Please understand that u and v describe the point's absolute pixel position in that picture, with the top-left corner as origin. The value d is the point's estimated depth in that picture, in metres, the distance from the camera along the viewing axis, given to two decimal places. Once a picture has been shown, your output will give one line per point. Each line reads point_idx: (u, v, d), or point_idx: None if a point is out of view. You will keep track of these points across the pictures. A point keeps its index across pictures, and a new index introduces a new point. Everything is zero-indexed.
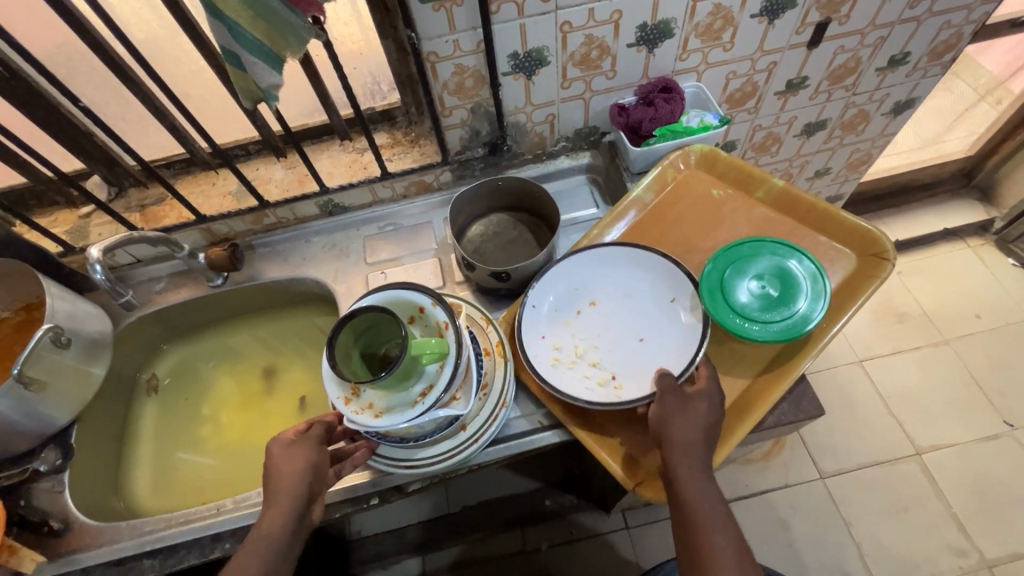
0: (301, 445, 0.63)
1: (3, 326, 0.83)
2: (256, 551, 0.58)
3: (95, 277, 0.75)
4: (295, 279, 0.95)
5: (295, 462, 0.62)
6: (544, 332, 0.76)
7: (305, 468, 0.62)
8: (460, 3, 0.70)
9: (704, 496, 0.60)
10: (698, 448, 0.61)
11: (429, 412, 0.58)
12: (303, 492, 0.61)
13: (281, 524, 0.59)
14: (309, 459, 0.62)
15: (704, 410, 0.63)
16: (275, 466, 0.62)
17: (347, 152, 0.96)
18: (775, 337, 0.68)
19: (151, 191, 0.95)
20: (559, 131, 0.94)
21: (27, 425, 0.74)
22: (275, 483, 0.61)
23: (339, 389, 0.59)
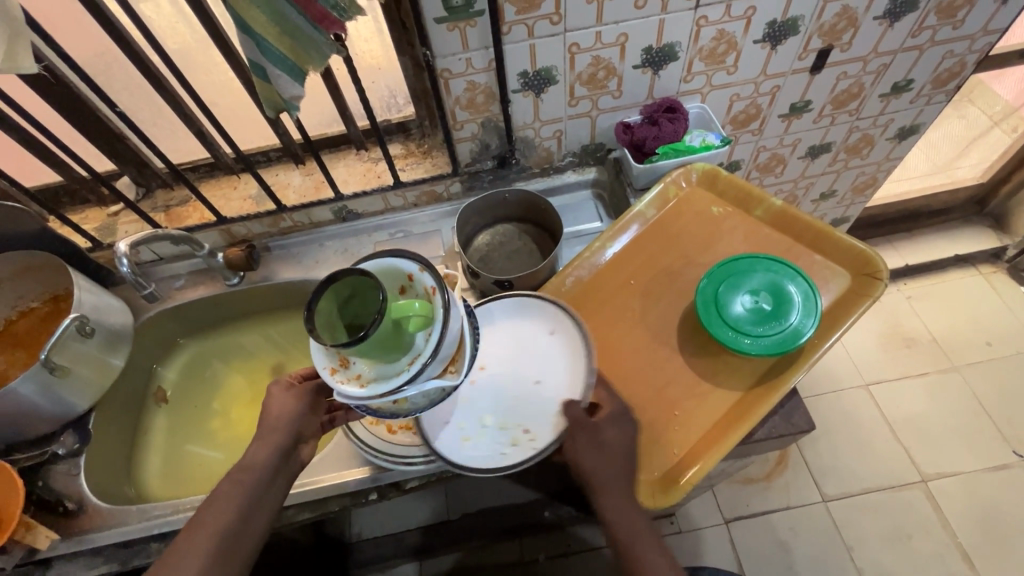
0: (297, 394, 0.66)
1: (33, 315, 0.90)
2: (241, 481, 0.61)
3: (121, 269, 0.79)
4: (306, 281, 0.98)
5: (288, 412, 0.65)
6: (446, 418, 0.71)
7: (296, 412, 0.65)
8: (474, 24, 0.74)
9: (633, 524, 0.62)
10: (617, 477, 0.63)
11: (420, 388, 0.53)
12: (292, 432, 0.64)
13: (266, 460, 0.62)
14: (302, 405, 0.66)
15: (615, 439, 0.65)
16: (268, 405, 0.66)
17: (363, 161, 1.00)
18: (765, 350, 0.70)
19: (176, 192, 1.00)
20: (566, 146, 0.98)
21: (49, 408, 0.78)
22: (266, 422, 0.65)
23: (326, 359, 0.55)
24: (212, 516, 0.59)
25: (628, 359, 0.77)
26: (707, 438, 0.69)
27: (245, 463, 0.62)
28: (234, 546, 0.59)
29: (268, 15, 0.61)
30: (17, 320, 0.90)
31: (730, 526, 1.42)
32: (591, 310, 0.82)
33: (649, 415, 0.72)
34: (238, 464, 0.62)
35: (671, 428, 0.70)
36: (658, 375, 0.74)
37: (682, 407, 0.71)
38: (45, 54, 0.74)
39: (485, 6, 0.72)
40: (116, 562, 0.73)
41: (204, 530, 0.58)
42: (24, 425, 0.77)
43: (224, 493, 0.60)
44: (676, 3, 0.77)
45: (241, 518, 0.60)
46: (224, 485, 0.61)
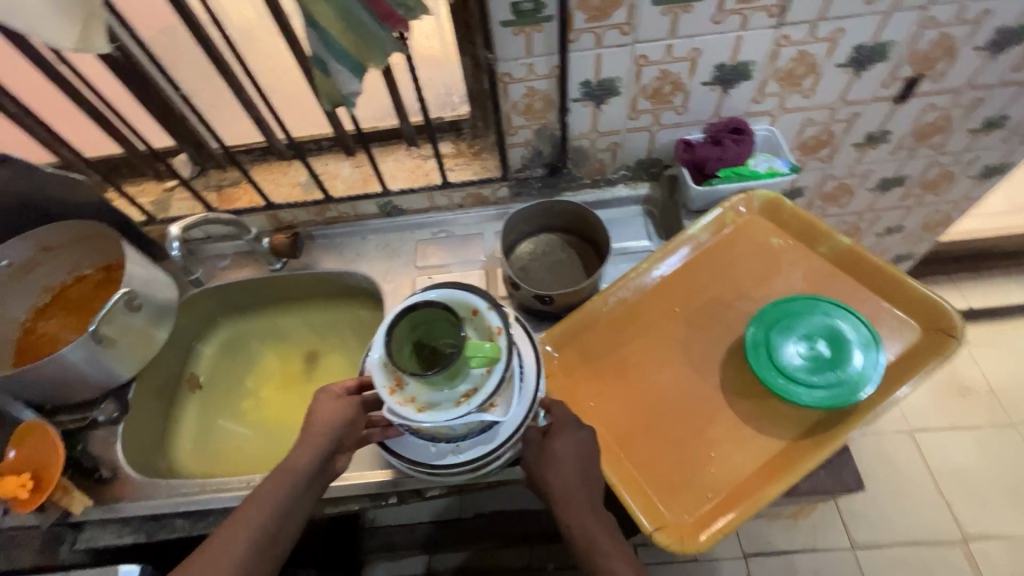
0: (346, 402, 0.67)
1: (87, 282, 0.94)
2: (280, 481, 0.63)
3: (172, 254, 0.81)
4: (346, 273, 0.99)
5: (331, 416, 0.66)
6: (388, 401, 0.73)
7: (343, 420, 0.66)
8: (540, 29, 0.71)
9: (592, 532, 0.62)
10: (575, 486, 0.64)
11: (469, 412, 0.62)
12: (335, 439, 0.65)
13: (308, 466, 0.64)
14: (349, 413, 0.66)
15: (566, 448, 0.66)
16: (316, 411, 0.66)
17: (412, 157, 0.99)
18: (822, 400, 0.65)
19: (227, 172, 1.01)
20: (621, 160, 0.94)
21: (94, 376, 0.80)
22: (311, 427, 0.65)
23: (387, 377, 0.65)
24: (251, 514, 0.61)
25: (667, 391, 0.73)
26: (743, 486, 0.65)
27: (288, 465, 0.63)
28: (267, 547, 0.61)
29: (335, 10, 0.60)
30: (72, 285, 0.94)
31: (749, 562, 1.36)
32: (632, 334, 0.79)
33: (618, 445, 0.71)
34: (279, 464, 0.64)
35: (706, 469, 0.67)
36: (695, 411, 0.71)
37: (719, 449, 0.68)
38: (118, 34, 0.76)
39: (554, 12, 0.69)
40: (143, 533, 0.75)
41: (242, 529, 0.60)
42: (69, 390, 0.80)
43: (264, 493, 0.62)
44: (756, 19, 0.73)
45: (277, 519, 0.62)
46: (264, 483, 0.63)
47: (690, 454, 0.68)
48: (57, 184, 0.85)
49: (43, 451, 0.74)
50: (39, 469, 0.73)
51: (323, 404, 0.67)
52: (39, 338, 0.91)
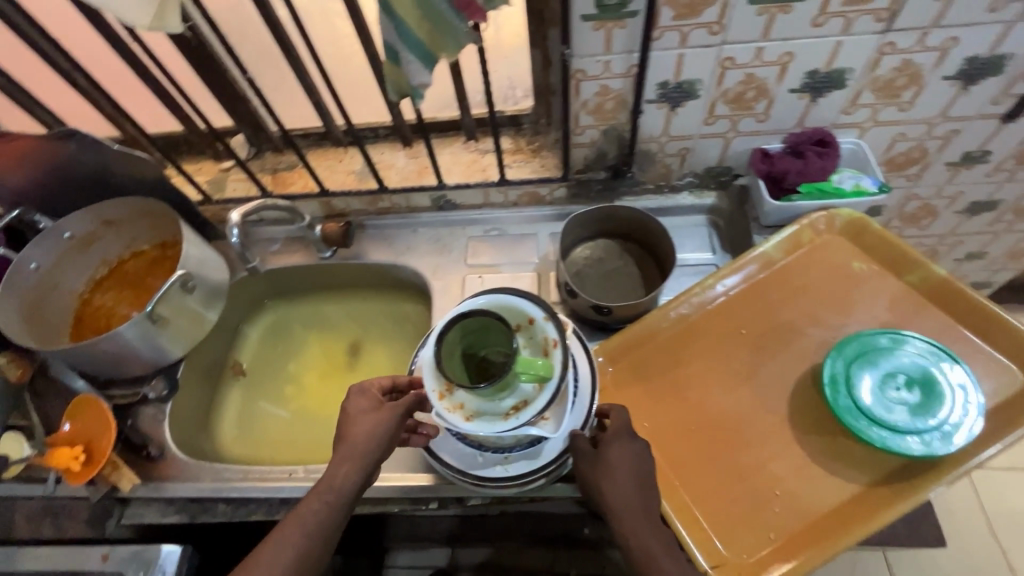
0: (386, 411, 0.63)
1: (143, 258, 0.96)
2: (324, 499, 0.61)
3: (232, 241, 0.81)
4: (395, 266, 0.97)
5: (371, 429, 0.62)
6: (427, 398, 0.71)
7: (386, 434, 0.63)
8: (623, 25, 0.67)
9: (651, 548, 0.56)
10: (632, 497, 0.59)
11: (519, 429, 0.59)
12: (379, 455, 0.62)
13: (352, 486, 0.61)
14: (392, 427, 0.63)
15: (622, 456, 0.61)
16: (355, 424, 0.63)
17: (469, 151, 0.96)
18: (921, 451, 0.60)
19: (283, 156, 1.00)
20: (689, 166, 0.89)
21: (147, 354, 0.81)
22: (353, 444, 0.62)
23: (435, 382, 0.61)
24: (292, 533, 0.59)
25: (730, 418, 0.69)
26: (809, 531, 0.61)
27: (333, 483, 0.61)
28: (311, 569, 0.59)
29: None
30: (129, 259, 0.96)
31: None
32: (693, 354, 0.75)
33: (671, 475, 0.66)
34: (321, 481, 0.61)
35: (769, 508, 0.63)
36: (760, 444, 0.67)
37: (784, 487, 0.64)
38: (191, 13, 0.75)
39: (640, 8, 0.65)
40: (186, 514, 0.76)
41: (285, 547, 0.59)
42: (123, 366, 0.81)
43: (306, 511, 0.60)
44: (861, 24, 0.67)
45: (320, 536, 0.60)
46: (305, 500, 0.61)
47: (754, 489, 0.64)
48: (121, 158, 0.86)
49: (94, 425, 0.76)
50: (90, 442, 0.75)
51: (361, 414, 0.63)
52: (94, 310, 0.94)
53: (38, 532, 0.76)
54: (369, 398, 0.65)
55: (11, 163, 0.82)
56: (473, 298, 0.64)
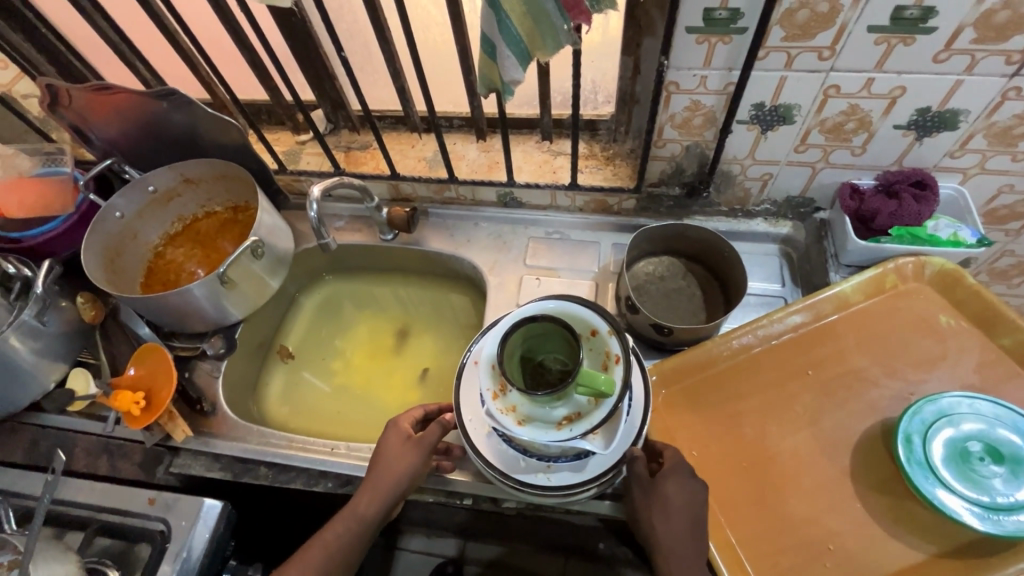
0: (412, 445, 0.68)
1: (216, 218, 1.00)
2: (347, 527, 0.65)
3: (309, 214, 0.81)
4: (453, 257, 0.97)
5: (398, 466, 0.67)
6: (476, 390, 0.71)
7: (411, 468, 0.67)
8: (728, 41, 0.65)
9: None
10: (683, 531, 0.60)
11: (569, 440, 0.58)
12: (402, 489, 0.67)
13: (374, 515, 0.66)
14: (417, 460, 0.67)
15: (678, 496, 0.61)
16: (386, 456, 0.68)
17: (542, 151, 0.95)
18: (1012, 529, 0.57)
19: (358, 136, 1.02)
20: (769, 193, 0.85)
21: (211, 313, 0.85)
22: (381, 475, 0.66)
23: (490, 380, 0.62)
24: (312, 555, 0.65)
25: (786, 461, 0.67)
26: None
27: (357, 511, 0.66)
28: None
29: None
30: (203, 218, 1.00)
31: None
32: (752, 386, 0.72)
33: (721, 509, 0.65)
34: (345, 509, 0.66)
35: (820, 561, 0.61)
36: (815, 494, 0.64)
37: (838, 542, 0.61)
38: None
39: (750, 25, 0.62)
40: (230, 472, 0.78)
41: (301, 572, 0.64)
42: (187, 320, 0.84)
43: (330, 535, 0.65)
44: (989, 64, 0.62)
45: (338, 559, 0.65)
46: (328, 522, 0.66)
47: (805, 537, 0.62)
48: (211, 121, 0.89)
49: (157, 372, 0.79)
50: (152, 389, 0.78)
51: (391, 447, 0.68)
52: (165, 263, 0.97)
53: (94, 468, 0.78)
54: (399, 433, 0.69)
55: (105, 114, 0.89)
56: (541, 302, 0.64)
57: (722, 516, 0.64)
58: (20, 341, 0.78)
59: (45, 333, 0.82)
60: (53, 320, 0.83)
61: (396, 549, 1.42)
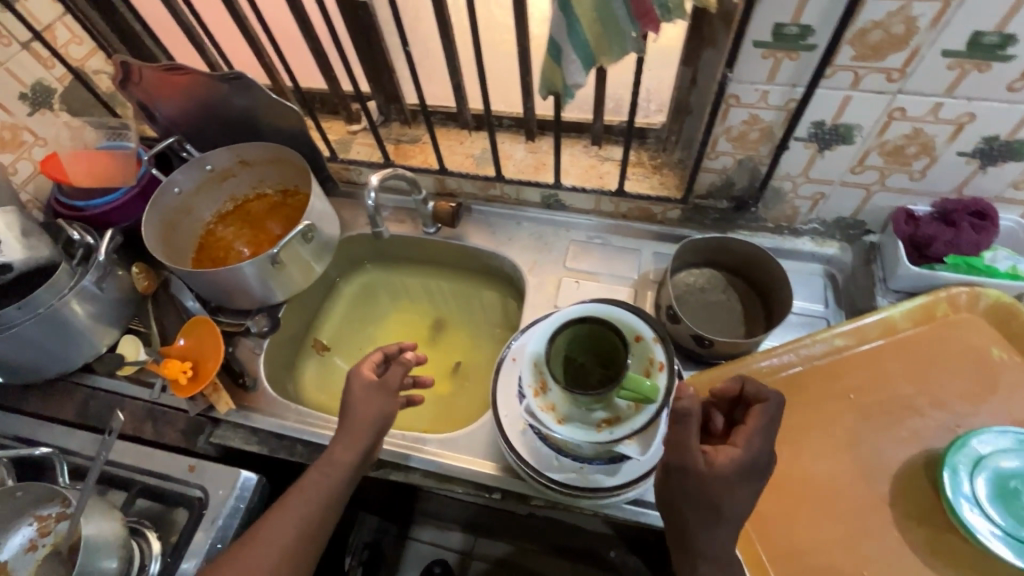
0: (377, 387, 0.71)
1: (266, 201, 1.03)
2: (327, 476, 0.67)
3: (367, 204, 0.83)
4: (493, 254, 0.98)
5: (366, 409, 0.69)
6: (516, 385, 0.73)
7: (379, 410, 0.70)
8: (795, 57, 0.64)
9: None
10: None
11: (609, 443, 0.59)
12: (378, 427, 0.69)
13: (351, 460, 0.67)
14: (384, 398, 0.70)
15: (736, 499, 0.54)
16: (354, 401, 0.70)
17: (589, 156, 0.96)
18: None
19: (409, 129, 1.04)
20: (818, 212, 0.84)
21: (257, 292, 0.87)
22: (353, 418, 0.69)
23: (532, 377, 0.64)
24: (296, 503, 0.65)
25: (821, 482, 0.66)
26: None
27: (332, 458, 0.67)
28: (316, 537, 0.65)
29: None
30: (253, 200, 1.03)
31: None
32: (791, 405, 0.71)
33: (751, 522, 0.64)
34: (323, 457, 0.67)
35: None
36: (849, 519, 0.64)
37: (872, 568, 0.61)
38: None
39: (820, 42, 0.62)
40: (267, 447, 0.80)
41: (285, 523, 0.64)
42: (235, 297, 0.87)
43: (312, 484, 0.66)
44: None
45: (327, 507, 0.66)
46: (309, 475, 0.67)
47: (837, 561, 0.61)
48: (270, 106, 0.92)
49: (203, 345, 0.82)
50: (199, 361, 0.81)
51: (355, 391, 0.70)
52: (216, 240, 1.00)
53: (139, 431, 0.81)
54: (361, 380, 0.71)
55: (168, 93, 0.93)
56: (585, 303, 0.66)
57: (754, 539, 0.63)
58: (80, 305, 0.82)
59: (103, 299, 0.86)
60: (110, 287, 0.86)
61: (408, 539, 1.43)
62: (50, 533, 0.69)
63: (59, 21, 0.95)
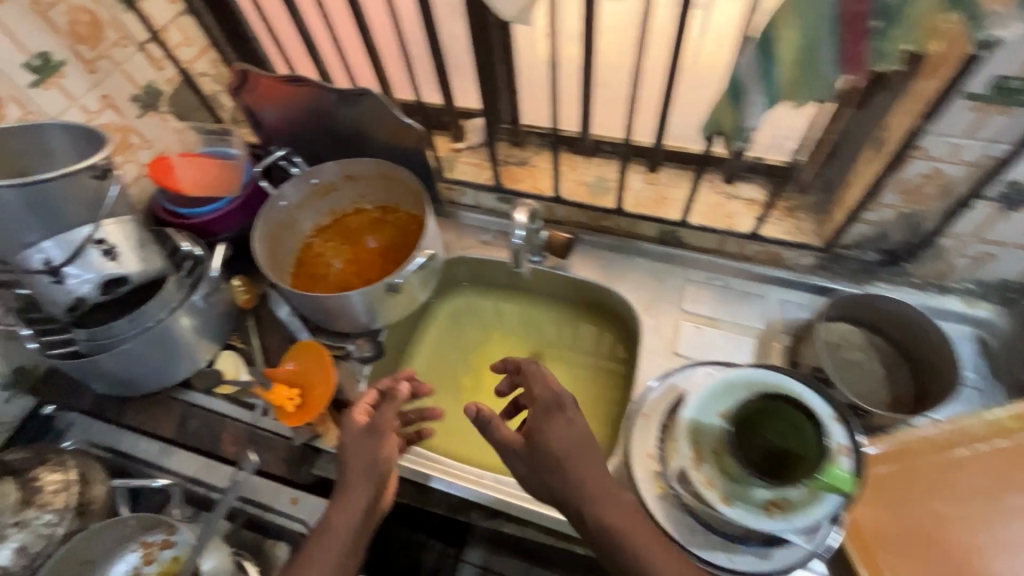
0: (369, 431, 0.65)
1: (365, 217, 0.99)
2: (326, 545, 0.60)
3: (515, 240, 0.84)
4: (602, 288, 0.93)
5: (360, 459, 0.64)
6: (651, 447, 0.69)
7: (376, 461, 0.64)
8: (1008, 113, 0.58)
9: None
10: None
11: (789, 532, 0.54)
12: (378, 475, 0.64)
13: (352, 524, 0.61)
14: (381, 444, 0.65)
15: (560, 442, 0.60)
16: (349, 454, 0.65)
17: (714, 191, 0.90)
18: None
19: (516, 149, 0.99)
20: (978, 273, 0.77)
21: (364, 317, 0.83)
22: (348, 474, 0.64)
23: (686, 448, 0.60)
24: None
25: None
26: None
27: (326, 522, 0.61)
28: None
29: (803, 41, 0.53)
30: (352, 215, 0.99)
31: None
32: None
33: None
34: (317, 524, 0.61)
35: None
36: None
37: None
38: None
39: None
40: None
41: None
42: (341, 321, 0.84)
43: (307, 556, 0.60)
44: None
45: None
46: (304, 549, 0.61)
47: None
48: (381, 122, 0.88)
49: (311, 373, 0.78)
50: (306, 389, 0.78)
51: (347, 438, 0.66)
52: (312, 254, 0.97)
53: (240, 455, 0.78)
54: (351, 426, 0.66)
55: (279, 101, 0.91)
56: (748, 370, 0.63)
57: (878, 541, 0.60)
58: (187, 319, 0.80)
59: (208, 313, 0.83)
60: (217, 301, 0.84)
61: None
62: (154, 561, 0.67)
63: (173, 23, 0.94)
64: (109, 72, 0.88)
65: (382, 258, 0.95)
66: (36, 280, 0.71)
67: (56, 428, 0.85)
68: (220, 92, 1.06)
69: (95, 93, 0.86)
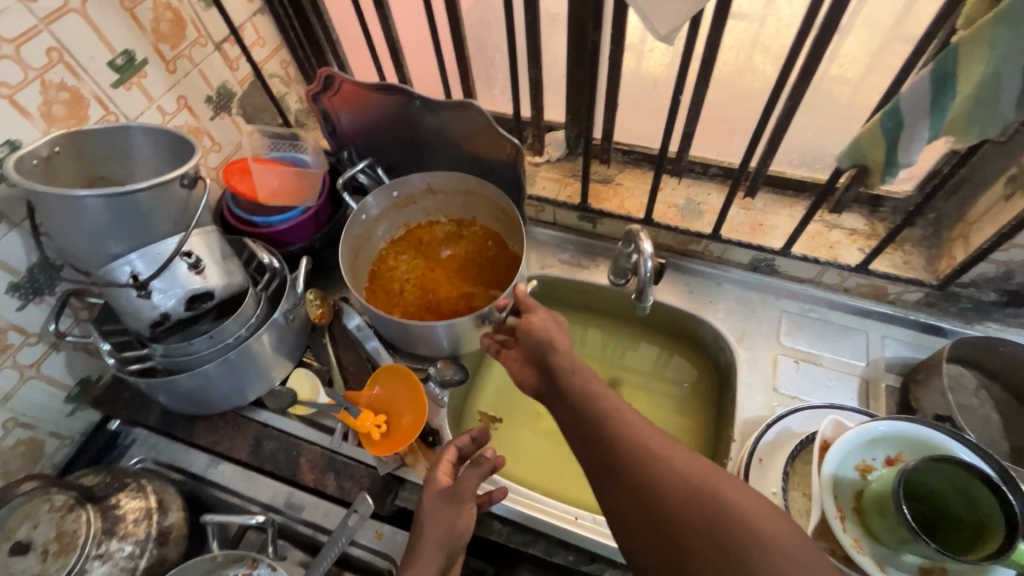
0: (449, 496, 0.59)
1: (440, 230, 0.95)
2: None
3: (645, 267, 0.70)
4: (691, 315, 0.88)
5: (439, 528, 0.58)
6: (776, 486, 0.67)
7: (453, 532, 0.58)
8: None
9: None
10: None
11: None
12: (455, 548, 0.58)
13: None
14: (461, 514, 0.59)
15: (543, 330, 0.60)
16: (426, 520, 0.58)
17: (814, 220, 0.86)
18: None
19: (600, 166, 0.95)
20: None
21: (448, 343, 0.79)
22: (422, 543, 0.57)
23: (833, 507, 0.56)
24: None
25: None
26: None
27: None
28: None
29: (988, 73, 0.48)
30: (427, 227, 0.95)
31: None
32: None
33: None
34: None
35: None
36: None
37: None
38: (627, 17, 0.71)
39: None
40: None
41: None
42: (424, 345, 0.80)
43: None
44: None
45: None
46: None
47: None
48: (472, 135, 0.84)
49: (397, 399, 0.76)
50: (391, 416, 0.75)
51: (426, 502, 0.60)
52: (386, 268, 0.93)
53: (321, 483, 0.74)
54: (432, 487, 0.60)
55: (362, 108, 0.86)
56: (895, 423, 0.59)
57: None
58: (268, 336, 0.75)
59: (286, 330, 0.79)
60: (296, 318, 0.80)
61: None
62: None
63: (249, 22, 0.89)
64: (186, 72, 0.83)
65: (459, 274, 0.91)
66: (120, 294, 0.67)
67: (121, 444, 0.82)
68: (288, 94, 1.02)
69: (173, 94, 0.82)
